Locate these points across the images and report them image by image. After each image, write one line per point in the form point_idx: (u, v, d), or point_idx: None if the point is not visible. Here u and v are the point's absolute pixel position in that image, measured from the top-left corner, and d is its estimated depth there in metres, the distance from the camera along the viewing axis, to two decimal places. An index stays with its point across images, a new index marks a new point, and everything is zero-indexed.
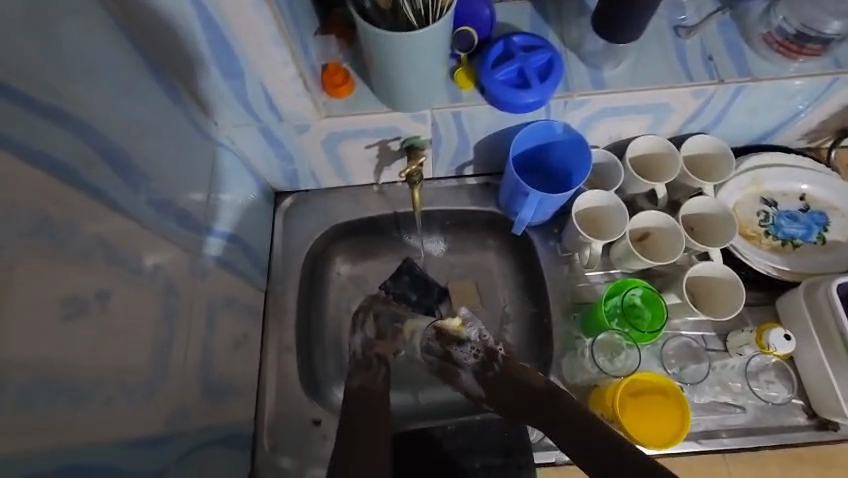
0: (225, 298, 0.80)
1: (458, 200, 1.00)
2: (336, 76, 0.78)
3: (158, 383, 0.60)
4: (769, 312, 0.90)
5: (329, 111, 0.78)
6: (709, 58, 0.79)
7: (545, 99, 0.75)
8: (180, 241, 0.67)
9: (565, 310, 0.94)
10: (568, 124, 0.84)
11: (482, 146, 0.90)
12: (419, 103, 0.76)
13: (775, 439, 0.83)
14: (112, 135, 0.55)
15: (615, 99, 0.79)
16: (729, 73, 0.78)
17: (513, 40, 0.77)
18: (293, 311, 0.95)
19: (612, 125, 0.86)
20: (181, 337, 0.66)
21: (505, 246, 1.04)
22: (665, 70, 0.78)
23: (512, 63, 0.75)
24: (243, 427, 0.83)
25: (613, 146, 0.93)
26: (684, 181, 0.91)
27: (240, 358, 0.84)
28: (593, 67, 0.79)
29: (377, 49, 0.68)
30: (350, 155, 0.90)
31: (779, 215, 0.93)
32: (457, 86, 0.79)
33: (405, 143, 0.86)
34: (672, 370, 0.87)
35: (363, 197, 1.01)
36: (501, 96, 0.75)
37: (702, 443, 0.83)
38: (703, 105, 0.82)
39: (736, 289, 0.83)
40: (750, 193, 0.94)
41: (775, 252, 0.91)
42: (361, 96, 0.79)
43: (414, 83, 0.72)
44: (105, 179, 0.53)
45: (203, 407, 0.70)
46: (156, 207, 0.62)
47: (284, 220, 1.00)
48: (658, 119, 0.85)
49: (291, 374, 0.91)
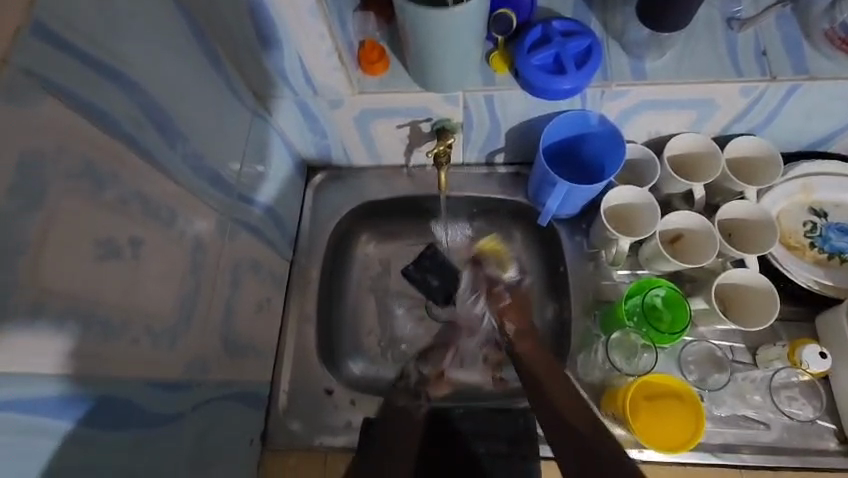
0: (252, 262, 0.83)
1: (487, 188, 1.01)
2: (373, 53, 0.79)
3: (182, 332, 0.64)
4: (807, 328, 0.85)
5: (363, 89, 0.80)
6: (762, 53, 0.74)
7: (581, 86, 0.73)
8: (214, 204, 0.70)
9: (586, 306, 0.92)
10: (604, 116, 0.82)
11: (513, 133, 0.89)
12: (453, 82, 0.76)
13: (800, 460, 0.79)
14: (154, 91, 0.57)
15: (655, 92, 0.76)
16: (783, 70, 0.73)
17: (552, 24, 0.75)
18: (316, 282, 0.98)
19: (651, 119, 0.83)
20: (207, 291, 0.69)
21: (530, 238, 1.03)
22: (713, 64, 0.75)
23: (549, 48, 0.73)
24: (259, 387, 0.87)
25: (651, 143, 0.90)
26: (726, 183, 0.87)
27: (261, 322, 0.87)
28: (635, 57, 0.76)
29: (419, 27, 0.67)
30: (381, 134, 0.91)
31: (827, 227, 0.87)
32: (492, 70, 0.78)
33: (436, 125, 0.86)
34: (691, 378, 0.84)
35: (393, 178, 1.03)
36: (534, 82, 0.73)
37: (719, 455, 0.79)
38: (753, 103, 0.78)
39: (771, 299, 0.79)
40: (798, 202, 0.88)
41: (819, 265, 0.85)
42: (395, 74, 0.80)
43: (446, 60, 0.72)
44: (143, 132, 0.56)
45: (222, 362, 0.74)
46: (191, 166, 0.65)
47: (314, 195, 1.03)
48: (702, 115, 0.82)
49: (309, 342, 0.94)
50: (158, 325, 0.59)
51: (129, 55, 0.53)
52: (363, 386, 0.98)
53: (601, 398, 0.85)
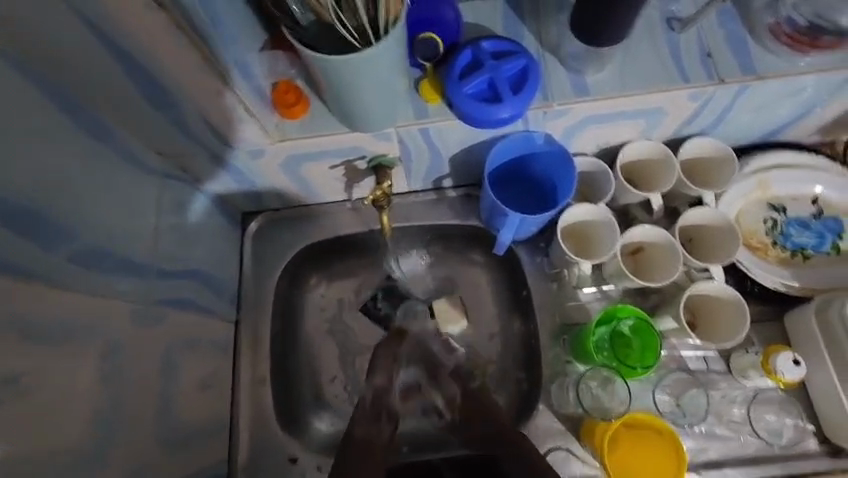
0: (186, 340, 0.74)
1: (439, 214, 0.95)
2: (288, 95, 0.70)
3: (103, 452, 0.55)
4: (778, 330, 0.83)
5: (283, 135, 0.71)
6: (707, 55, 0.69)
7: (520, 112, 0.66)
8: (125, 295, 0.61)
9: (554, 331, 0.88)
10: (550, 135, 0.76)
11: (456, 160, 0.82)
12: (381, 120, 0.68)
13: (783, 467, 0.77)
14: (26, 193, 0.48)
15: (600, 107, 0.70)
16: (730, 72, 0.69)
17: (482, 46, 0.67)
18: (266, 339, 0.90)
19: (599, 132, 0.78)
20: (129, 395, 0.60)
21: (490, 260, 0.98)
22: (657, 71, 0.69)
23: (481, 74, 0.66)
24: (214, 470, 0.79)
25: (602, 153, 0.85)
26: (682, 189, 0.82)
27: (207, 401, 0.79)
28: (575, 72, 0.70)
29: (332, 70, 0.59)
30: (314, 175, 0.83)
31: (788, 222, 0.84)
32: (423, 99, 0.70)
33: (371, 163, 0.79)
34: (667, 399, 0.81)
35: (337, 215, 0.96)
36: (469, 112, 0.66)
37: (703, 474, 0.77)
38: (701, 106, 0.73)
39: (739, 312, 0.76)
40: (756, 199, 0.85)
41: (784, 265, 0.82)
42: (317, 114, 0.72)
43: (367, 98, 0.64)
44: (11, 245, 0.46)
45: (163, 465, 0.66)
46: (86, 263, 0.55)
47: (253, 244, 0.95)
48: (651, 123, 0.77)
49: (266, 408, 0.87)
50: (67, 462, 0.50)
51: None
52: (332, 443, 0.92)
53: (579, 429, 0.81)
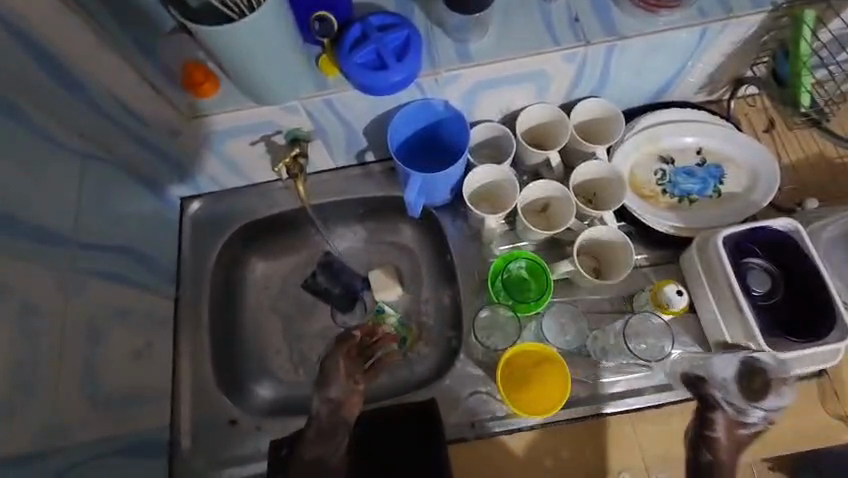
0: (116, 310, 0.79)
1: (365, 187, 1.01)
2: (198, 74, 0.77)
3: (21, 403, 0.60)
4: (673, 270, 0.90)
5: (197, 113, 0.78)
6: (576, 20, 0.77)
7: (406, 77, 0.73)
8: (44, 260, 0.66)
9: (474, 286, 0.95)
10: (449, 102, 0.83)
11: (370, 132, 0.89)
12: (284, 92, 0.75)
13: (680, 394, 0.84)
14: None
15: (483, 71, 0.78)
16: (596, 34, 0.77)
17: (369, 20, 0.75)
18: (206, 313, 0.96)
19: (494, 97, 0.85)
20: (50, 354, 0.65)
21: (418, 228, 1.04)
22: (531, 36, 0.77)
23: (368, 45, 0.73)
24: (154, 433, 0.84)
25: (506, 119, 0.93)
26: (577, 147, 0.90)
27: (143, 369, 0.84)
28: (460, 41, 0.77)
29: (224, 45, 0.66)
30: (238, 153, 0.89)
31: (676, 172, 0.92)
32: (323, 73, 0.77)
33: (288, 137, 0.85)
34: (575, 338, 0.88)
35: (270, 194, 1.02)
36: (361, 81, 0.73)
37: (608, 404, 0.84)
38: (580, 68, 0.81)
39: (624, 250, 0.85)
40: (647, 153, 0.93)
41: (672, 210, 0.91)
42: (227, 92, 0.79)
43: (262, 71, 0.70)
44: None
45: (93, 422, 0.71)
46: (3, 229, 0.60)
47: (191, 225, 1.00)
48: (540, 86, 0.85)
49: (206, 376, 0.92)
50: None
51: None
52: (274, 407, 0.97)
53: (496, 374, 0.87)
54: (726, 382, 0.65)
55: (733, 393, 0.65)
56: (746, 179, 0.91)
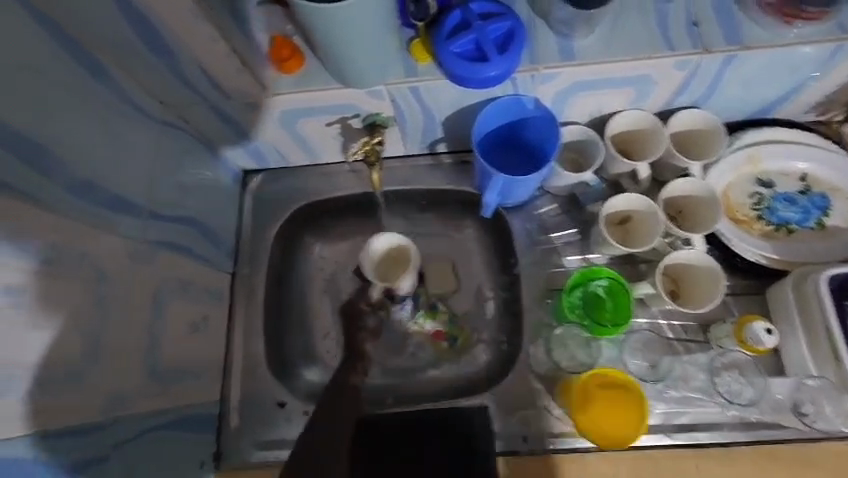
0: (180, 282, 0.78)
1: (433, 178, 0.97)
2: (284, 50, 0.73)
3: (91, 371, 0.60)
4: (758, 303, 0.84)
5: (278, 89, 0.74)
6: (695, 24, 0.70)
7: (504, 73, 0.68)
8: (118, 227, 0.65)
9: (538, 295, 0.90)
10: (540, 100, 0.78)
11: (449, 124, 0.85)
12: (371, 77, 0.71)
13: (752, 434, 0.78)
14: (18, 119, 0.51)
15: (585, 72, 0.72)
16: (716, 41, 0.70)
17: (471, 7, 0.69)
18: (262, 291, 0.95)
19: (588, 99, 0.79)
20: (121, 323, 0.65)
21: (482, 227, 1.00)
22: (643, 38, 0.70)
23: (468, 33, 0.68)
24: (205, 407, 0.84)
25: (594, 122, 0.87)
26: (670, 160, 0.83)
27: (199, 342, 0.83)
28: (563, 37, 0.71)
29: (321, 22, 0.61)
30: (312, 133, 0.86)
31: (775, 198, 0.85)
32: (413, 59, 0.73)
33: (366, 121, 0.82)
34: (644, 363, 0.83)
35: (335, 177, 0.99)
36: (456, 71, 0.68)
37: (672, 436, 0.79)
38: (689, 76, 0.74)
39: (715, 277, 0.78)
40: (745, 173, 0.86)
41: (766, 238, 0.83)
42: (312, 69, 0.75)
43: (355, 53, 0.66)
44: (9, 168, 0.50)
45: (151, 394, 0.71)
46: (83, 195, 0.60)
47: (253, 201, 0.98)
48: (640, 92, 0.78)
49: (258, 354, 0.91)
50: (54, 374, 0.55)
51: None
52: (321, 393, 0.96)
53: (556, 390, 0.83)
54: (779, 401, 0.78)
55: (786, 410, 0.78)
56: None
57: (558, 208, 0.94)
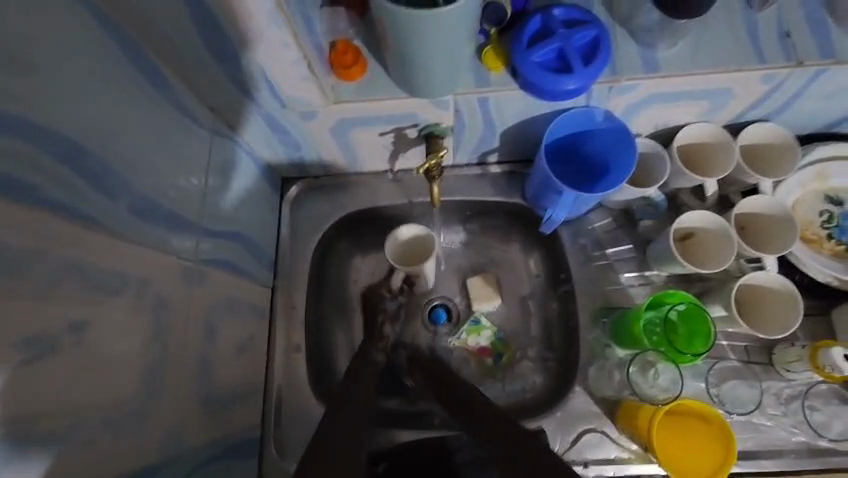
0: (226, 301, 0.73)
1: (481, 190, 0.92)
2: (346, 55, 0.68)
3: (148, 405, 0.56)
4: (825, 325, 0.81)
5: (338, 97, 0.69)
6: (786, 36, 0.67)
7: (587, 85, 0.64)
8: (172, 247, 0.60)
9: (594, 314, 0.87)
10: (610, 112, 0.74)
11: (508, 134, 0.80)
12: (442, 87, 0.66)
13: (821, 462, 0.76)
14: (74, 133, 0.46)
15: (667, 85, 0.68)
16: (809, 54, 0.66)
17: (553, 13, 0.65)
18: (303, 307, 0.90)
19: (660, 112, 0.75)
20: (176, 350, 0.61)
21: (530, 240, 0.96)
22: (730, 50, 0.66)
23: (551, 42, 0.64)
24: (249, 432, 0.79)
25: (658, 135, 0.83)
26: (739, 176, 0.80)
27: (243, 363, 0.78)
28: (645, 47, 0.67)
29: (405, 29, 0.57)
30: (361, 142, 0.81)
31: (844, 216, 0.82)
32: (485, 67, 0.68)
33: (423, 131, 0.77)
34: (710, 388, 0.80)
35: (377, 186, 0.93)
36: (536, 82, 0.64)
37: (740, 464, 0.76)
38: (772, 90, 0.71)
39: (792, 302, 0.74)
40: (812, 190, 0.82)
41: (836, 258, 0.81)
42: (374, 76, 0.70)
43: (434, 62, 0.61)
44: (71, 191, 0.45)
45: (204, 423, 0.66)
46: (138, 214, 0.55)
47: (291, 211, 0.93)
48: (715, 105, 0.74)
49: (300, 374, 0.86)
50: (115, 414, 0.50)
51: (29, 92, 0.41)
52: None
53: (615, 413, 0.81)
54: None
55: None
56: None
57: (613, 222, 0.90)
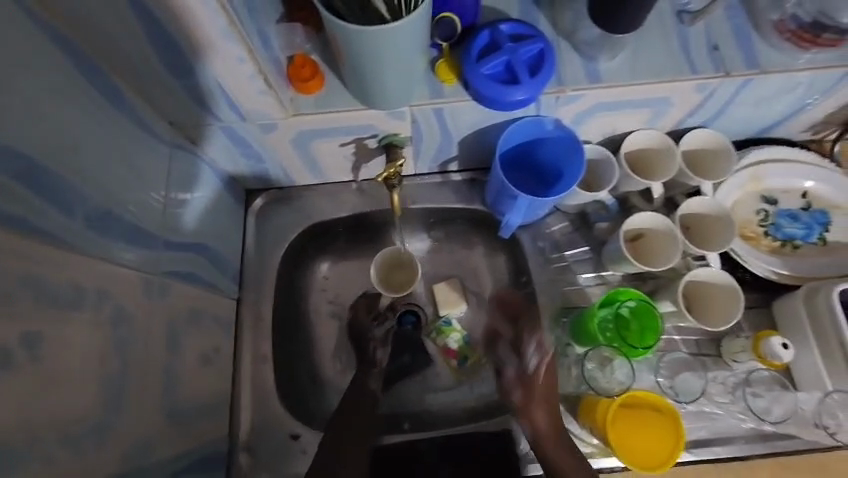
0: (190, 313, 0.73)
1: (443, 197, 0.95)
2: (303, 70, 0.70)
3: (109, 420, 0.56)
4: (766, 317, 0.86)
5: (297, 109, 0.71)
6: (715, 49, 0.72)
7: (535, 95, 0.68)
8: (133, 260, 0.61)
9: (554, 314, 0.90)
10: (560, 120, 0.78)
11: (465, 143, 0.83)
12: (397, 98, 0.69)
13: (769, 446, 0.80)
14: (24, 146, 0.46)
15: (609, 94, 0.72)
16: (736, 65, 0.71)
17: (500, 28, 0.69)
18: (269, 318, 0.90)
19: (606, 120, 0.80)
20: (138, 364, 0.61)
21: (492, 245, 0.99)
22: (665, 62, 0.71)
23: (499, 56, 0.67)
24: (216, 445, 0.79)
25: (607, 141, 0.87)
26: (682, 179, 0.85)
27: (209, 376, 0.78)
28: (588, 59, 0.71)
29: (357, 43, 0.59)
30: (323, 153, 0.82)
31: (779, 214, 0.88)
32: (438, 79, 0.71)
33: (383, 141, 0.79)
34: (663, 380, 0.84)
35: (341, 196, 0.95)
36: (486, 93, 0.68)
37: (694, 452, 0.80)
38: (705, 98, 0.76)
39: (735, 297, 0.79)
40: (749, 191, 0.88)
41: (774, 253, 0.86)
42: (332, 89, 0.72)
43: (388, 75, 0.64)
44: (24, 204, 0.46)
45: (168, 436, 0.66)
46: (96, 227, 0.55)
47: (256, 222, 0.94)
48: (656, 113, 0.79)
49: (268, 385, 0.86)
50: (74, 429, 0.50)
51: None
52: None
53: (577, 409, 0.84)
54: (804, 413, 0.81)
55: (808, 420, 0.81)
56: None
57: (570, 226, 0.94)
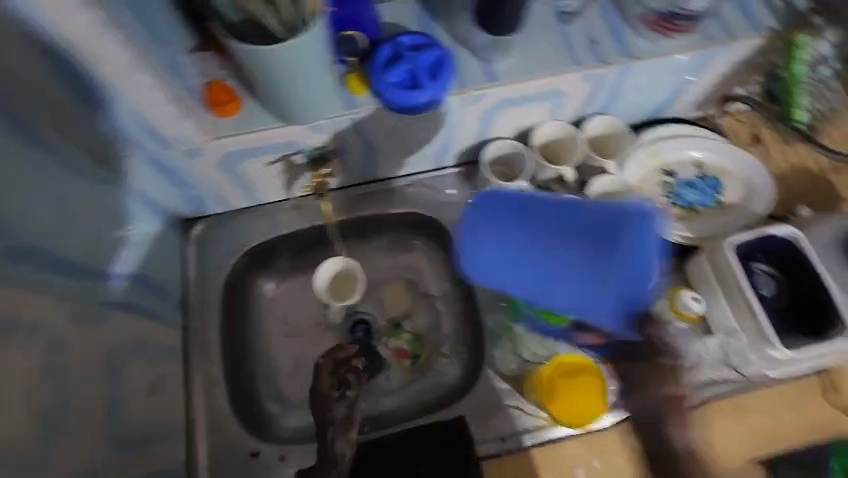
0: (132, 342, 0.74)
1: (377, 205, 0.99)
2: (221, 94, 0.75)
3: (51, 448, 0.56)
4: (681, 278, 0.94)
5: (218, 132, 0.75)
6: (594, 43, 0.81)
7: (438, 96, 0.74)
8: (64, 290, 0.62)
9: (493, 301, 0.95)
10: (469, 119, 0.85)
11: (387, 150, 0.89)
12: (312, 112, 0.74)
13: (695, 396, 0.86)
14: None
15: (507, 92, 0.80)
16: (613, 55, 0.81)
17: (401, 41, 0.76)
18: (217, 342, 0.91)
19: (513, 115, 0.87)
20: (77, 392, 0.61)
21: (429, 245, 1.03)
22: (552, 58, 0.80)
23: (401, 65, 0.74)
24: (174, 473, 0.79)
25: (518, 135, 0.95)
26: (590, 162, 0.93)
27: (158, 404, 0.78)
28: (484, 61, 0.79)
29: (261, 62, 0.64)
30: (252, 174, 0.86)
31: (678, 184, 0.97)
32: (351, 92, 0.77)
33: (309, 156, 0.83)
34: None
35: (278, 215, 0.98)
36: (393, 99, 0.74)
37: None
38: (595, 87, 0.85)
39: None
40: (650, 167, 0.97)
41: (678, 219, 0.96)
42: (250, 111, 0.76)
43: (298, 91, 0.69)
44: None
45: (117, 464, 0.66)
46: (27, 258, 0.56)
47: (196, 249, 0.95)
48: (555, 105, 0.88)
49: (222, 407, 0.87)
50: (14, 457, 0.51)
51: None
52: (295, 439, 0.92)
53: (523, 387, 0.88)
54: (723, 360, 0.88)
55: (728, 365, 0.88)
56: (741, 191, 0.96)
57: None
